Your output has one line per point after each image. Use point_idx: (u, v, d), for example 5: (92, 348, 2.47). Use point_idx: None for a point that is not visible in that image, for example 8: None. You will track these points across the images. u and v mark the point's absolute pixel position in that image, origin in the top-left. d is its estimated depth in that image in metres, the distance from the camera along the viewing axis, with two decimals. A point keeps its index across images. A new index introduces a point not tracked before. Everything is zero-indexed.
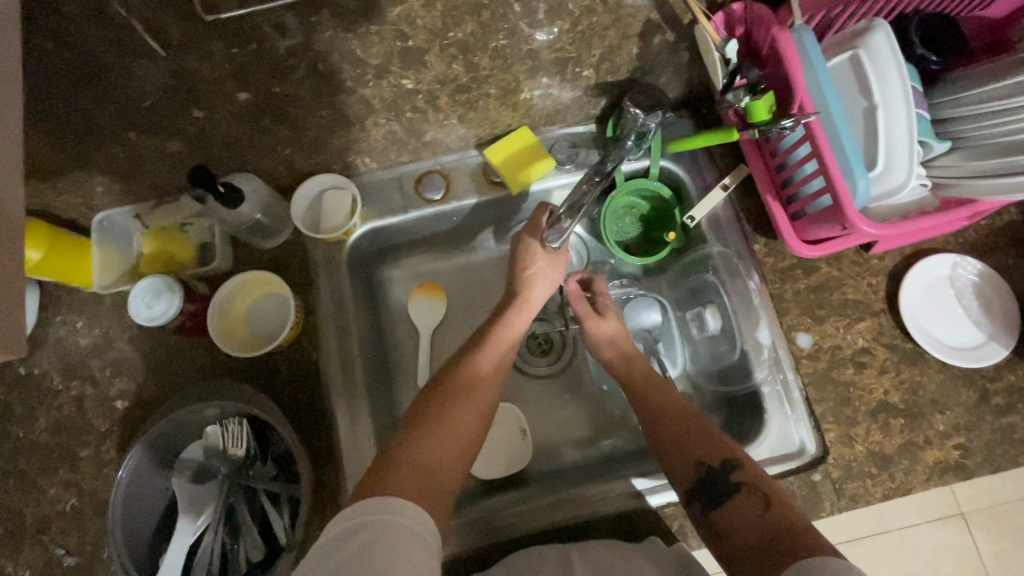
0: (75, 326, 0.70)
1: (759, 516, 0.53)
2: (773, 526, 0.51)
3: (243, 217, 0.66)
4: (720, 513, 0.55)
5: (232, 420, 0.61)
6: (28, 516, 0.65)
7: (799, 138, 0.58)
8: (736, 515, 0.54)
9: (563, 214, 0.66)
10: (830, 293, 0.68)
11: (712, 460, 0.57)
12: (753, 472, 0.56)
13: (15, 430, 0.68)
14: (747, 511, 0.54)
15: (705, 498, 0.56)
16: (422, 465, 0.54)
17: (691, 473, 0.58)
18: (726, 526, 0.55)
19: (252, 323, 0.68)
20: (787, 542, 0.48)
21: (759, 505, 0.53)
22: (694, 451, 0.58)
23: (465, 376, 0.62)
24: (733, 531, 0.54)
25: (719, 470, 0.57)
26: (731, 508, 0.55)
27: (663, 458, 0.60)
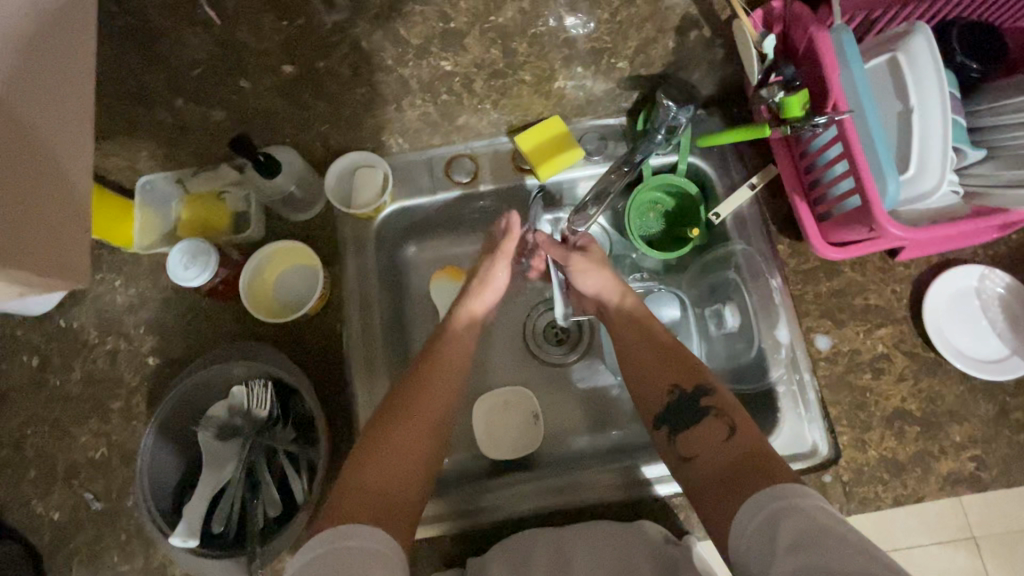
0: (113, 284, 0.73)
1: (722, 440, 0.57)
2: (738, 450, 0.56)
3: (278, 188, 0.69)
4: (686, 439, 0.59)
5: (256, 382, 0.64)
6: (60, 461, 0.68)
7: (831, 138, 0.58)
8: (702, 441, 0.58)
9: (590, 202, 0.71)
10: (852, 298, 0.68)
11: (685, 383, 0.62)
12: (723, 398, 0.60)
13: (51, 379, 0.71)
14: (715, 436, 0.58)
15: (674, 422, 0.61)
16: (380, 484, 0.56)
17: (662, 398, 0.63)
18: (691, 450, 0.59)
19: (281, 292, 0.70)
20: (750, 467, 0.53)
21: (724, 432, 0.58)
22: (669, 376, 0.63)
23: (409, 396, 0.63)
24: (696, 456, 0.58)
25: (692, 393, 0.61)
26: (702, 431, 0.59)
27: (638, 383, 0.65)
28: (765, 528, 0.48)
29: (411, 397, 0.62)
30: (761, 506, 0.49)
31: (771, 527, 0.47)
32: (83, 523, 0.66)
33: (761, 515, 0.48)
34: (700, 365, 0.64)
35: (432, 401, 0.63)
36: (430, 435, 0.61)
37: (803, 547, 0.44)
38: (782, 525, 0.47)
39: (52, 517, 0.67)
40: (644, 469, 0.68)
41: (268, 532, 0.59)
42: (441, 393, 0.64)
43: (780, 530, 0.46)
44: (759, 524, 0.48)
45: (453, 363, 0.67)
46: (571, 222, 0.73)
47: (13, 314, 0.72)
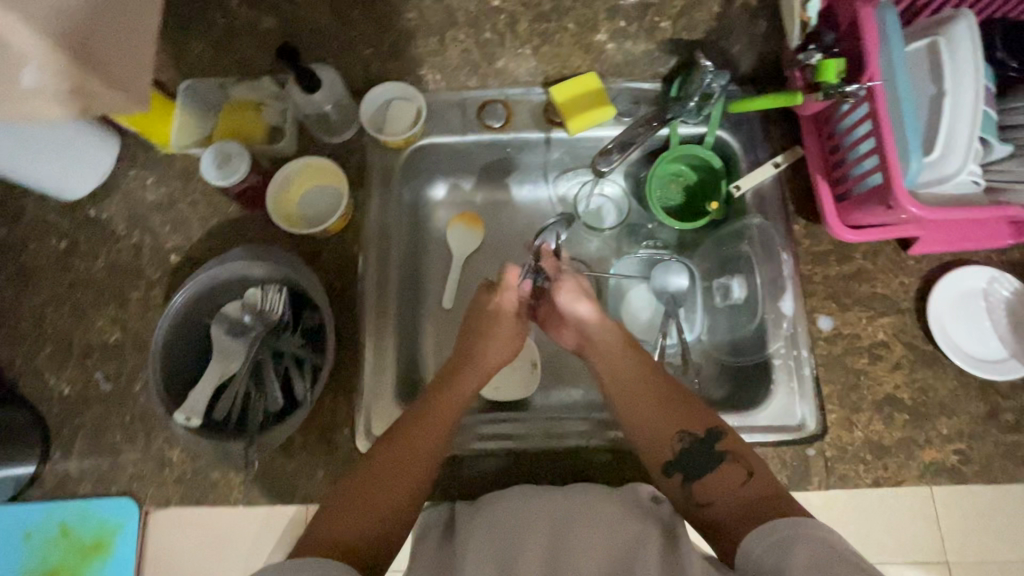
0: (145, 181, 0.75)
1: (740, 484, 0.55)
2: (753, 493, 0.54)
3: (314, 104, 0.70)
4: (704, 484, 0.57)
5: (272, 287, 0.66)
6: (75, 340, 0.71)
7: (862, 116, 0.59)
8: (720, 484, 0.56)
9: (613, 148, 0.70)
10: (859, 284, 0.69)
11: (698, 429, 0.59)
12: (737, 442, 0.58)
13: (76, 264, 0.73)
14: (731, 481, 0.56)
15: (687, 468, 0.58)
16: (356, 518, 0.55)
17: (672, 445, 0.59)
18: (705, 496, 0.56)
19: (304, 209, 0.72)
20: (768, 506, 0.52)
21: (742, 476, 0.56)
22: (679, 420, 0.60)
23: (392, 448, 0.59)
24: (712, 501, 0.56)
25: (705, 438, 0.58)
26: (715, 478, 0.57)
27: (643, 432, 0.60)
28: (777, 556, 0.47)
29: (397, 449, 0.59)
30: (768, 534, 0.49)
31: (784, 549, 0.47)
32: (91, 401, 0.69)
33: (773, 539, 0.48)
34: (706, 411, 0.61)
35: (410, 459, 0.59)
36: (410, 492, 0.58)
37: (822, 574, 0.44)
38: (796, 551, 0.46)
39: (62, 392, 0.69)
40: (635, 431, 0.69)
41: (267, 424, 0.62)
42: (422, 446, 0.60)
43: (794, 554, 0.46)
44: (766, 547, 0.48)
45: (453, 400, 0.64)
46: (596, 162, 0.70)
47: (47, 197, 0.74)
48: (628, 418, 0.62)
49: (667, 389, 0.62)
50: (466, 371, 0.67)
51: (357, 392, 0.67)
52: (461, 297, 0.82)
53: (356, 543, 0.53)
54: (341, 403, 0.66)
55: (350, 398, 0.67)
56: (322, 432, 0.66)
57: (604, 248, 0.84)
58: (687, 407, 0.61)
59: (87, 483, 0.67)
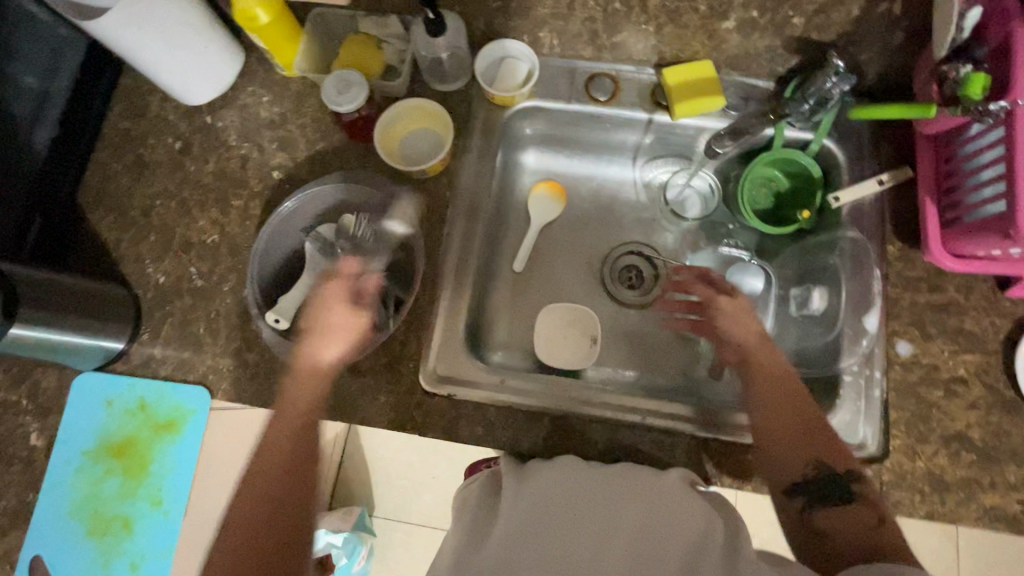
0: (261, 99, 0.79)
1: (871, 526, 0.56)
2: (882, 538, 0.55)
3: (434, 49, 0.72)
4: (827, 515, 0.58)
5: (366, 217, 0.71)
6: (177, 234, 0.76)
7: (991, 141, 0.57)
8: (846, 521, 0.57)
9: (723, 135, 0.74)
10: (948, 316, 0.67)
11: (831, 462, 0.60)
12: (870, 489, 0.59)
13: (188, 164, 0.78)
14: (856, 523, 0.57)
15: (814, 493, 0.60)
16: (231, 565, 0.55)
17: (804, 469, 0.60)
18: (825, 525, 0.58)
19: (406, 149, 0.74)
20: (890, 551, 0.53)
21: (872, 520, 0.57)
22: (817, 451, 0.61)
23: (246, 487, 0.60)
24: (833, 531, 0.57)
25: (842, 476, 0.59)
26: (844, 513, 0.58)
27: (781, 450, 0.62)
28: None
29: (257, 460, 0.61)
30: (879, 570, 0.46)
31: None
32: (183, 292, 0.73)
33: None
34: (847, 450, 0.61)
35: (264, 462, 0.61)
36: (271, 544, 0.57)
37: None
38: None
39: (158, 280, 0.74)
40: (727, 433, 0.67)
41: None
42: (282, 461, 0.61)
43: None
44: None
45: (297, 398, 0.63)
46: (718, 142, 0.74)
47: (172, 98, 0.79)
48: (769, 433, 0.63)
49: (810, 417, 0.63)
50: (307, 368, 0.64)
51: (428, 330, 0.69)
52: (533, 263, 0.84)
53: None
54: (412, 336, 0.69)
55: (421, 333, 0.69)
56: (390, 360, 0.68)
57: (680, 241, 0.84)
58: (823, 438, 0.61)
59: (168, 367, 0.71)
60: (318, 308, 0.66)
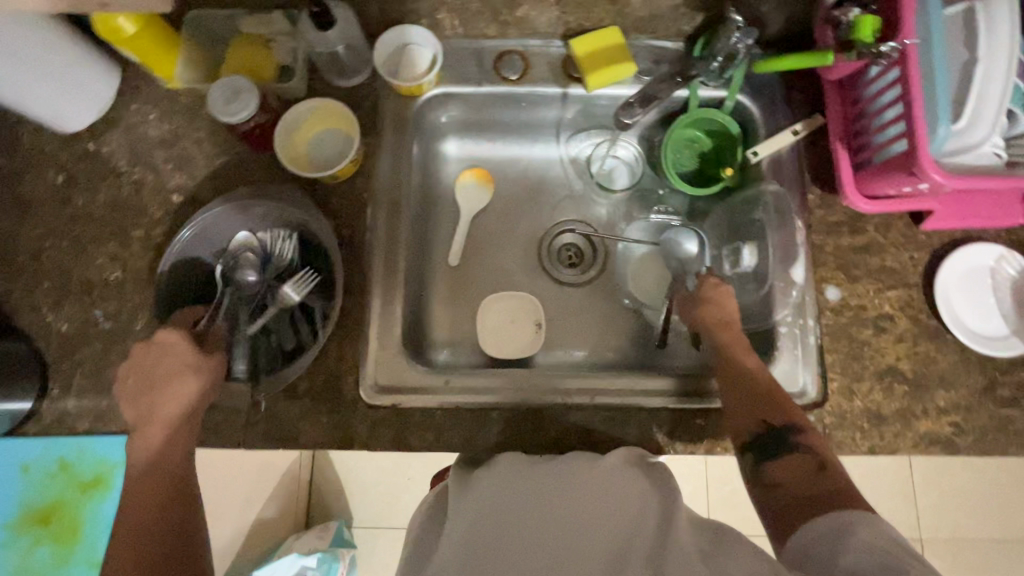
0: (148, 117, 0.72)
1: (815, 473, 0.55)
2: (830, 484, 0.53)
3: (326, 43, 0.67)
4: (777, 466, 0.57)
5: (283, 232, 0.67)
6: (75, 276, 0.69)
7: (890, 81, 0.58)
8: (793, 470, 0.56)
9: (635, 103, 0.70)
10: (870, 256, 0.69)
11: (776, 418, 0.59)
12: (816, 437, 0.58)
13: (76, 198, 0.71)
14: (803, 469, 0.56)
15: (761, 448, 0.58)
16: None
17: (753, 428, 0.59)
18: (777, 478, 0.56)
19: (315, 155, 0.70)
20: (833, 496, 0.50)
21: (814, 466, 0.55)
22: (768, 407, 0.60)
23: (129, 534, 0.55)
24: (782, 483, 0.55)
25: (783, 427, 0.58)
26: (787, 462, 0.57)
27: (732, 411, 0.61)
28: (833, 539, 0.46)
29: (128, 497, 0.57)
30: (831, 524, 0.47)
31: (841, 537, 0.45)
32: (91, 338, 0.68)
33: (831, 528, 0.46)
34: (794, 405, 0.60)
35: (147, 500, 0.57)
36: None
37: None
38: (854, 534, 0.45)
39: (60, 328, 0.68)
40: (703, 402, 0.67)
41: (273, 365, 0.65)
42: (158, 500, 0.57)
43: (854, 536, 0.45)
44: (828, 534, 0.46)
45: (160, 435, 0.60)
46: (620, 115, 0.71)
47: (45, 126, 0.72)
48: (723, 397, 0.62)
49: (759, 380, 0.62)
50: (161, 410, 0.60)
51: (363, 340, 0.67)
52: (468, 256, 0.81)
53: None
54: (347, 350, 0.66)
55: (356, 345, 0.66)
56: (326, 379, 0.65)
57: (613, 212, 0.83)
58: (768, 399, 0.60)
59: (86, 420, 0.66)
60: (151, 363, 0.61)
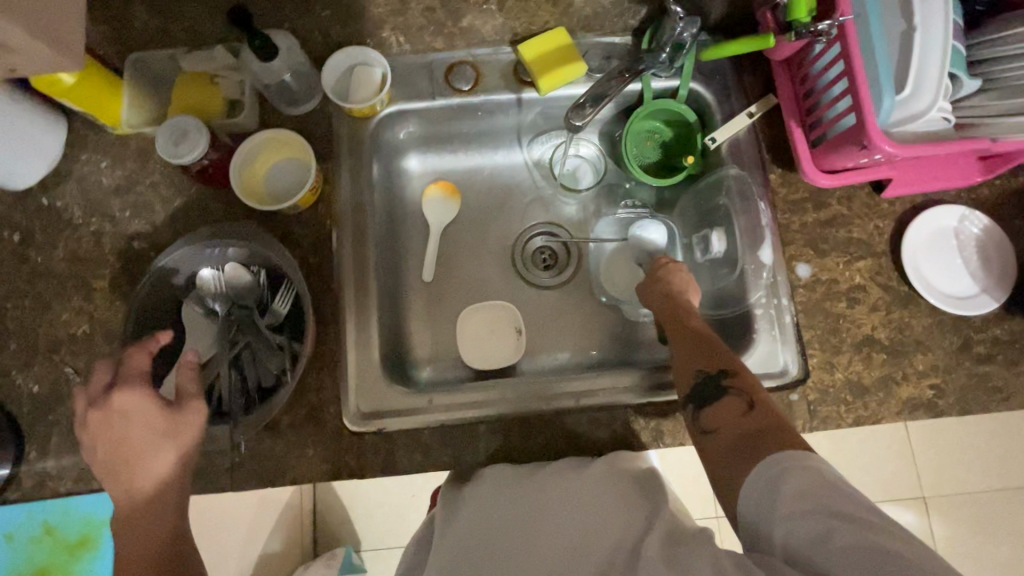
0: (100, 165, 0.71)
1: (742, 414, 0.54)
2: (757, 424, 0.53)
3: (273, 73, 0.67)
4: (708, 414, 0.56)
5: (252, 269, 0.65)
6: (41, 335, 0.68)
7: (833, 57, 0.58)
8: (724, 416, 0.55)
9: (585, 100, 0.69)
10: (836, 229, 0.69)
11: (710, 367, 0.58)
12: (749, 378, 0.57)
13: (34, 255, 0.70)
14: (734, 412, 0.55)
15: (696, 397, 0.57)
16: None
17: (689, 380, 0.59)
18: (712, 423, 0.55)
19: (271, 186, 0.69)
20: (765, 438, 0.51)
21: (743, 407, 0.55)
22: (696, 358, 0.59)
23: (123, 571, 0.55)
24: (717, 430, 0.54)
25: (715, 375, 0.57)
26: (720, 408, 0.55)
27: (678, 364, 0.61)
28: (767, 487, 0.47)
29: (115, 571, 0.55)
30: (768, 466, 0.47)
31: (772, 487, 0.46)
32: (64, 397, 0.66)
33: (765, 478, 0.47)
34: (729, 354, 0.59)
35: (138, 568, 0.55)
36: None
37: (800, 551, 0.43)
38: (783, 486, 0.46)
39: (31, 389, 0.67)
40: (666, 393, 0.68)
41: (251, 404, 0.62)
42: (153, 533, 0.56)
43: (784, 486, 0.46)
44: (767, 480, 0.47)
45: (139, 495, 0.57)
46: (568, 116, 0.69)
47: None
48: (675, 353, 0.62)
49: (702, 336, 0.62)
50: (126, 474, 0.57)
51: (341, 369, 0.66)
52: (441, 270, 0.81)
53: None
54: (325, 380, 0.65)
55: (334, 374, 0.66)
56: (307, 412, 0.64)
57: (583, 211, 0.83)
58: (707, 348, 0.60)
59: (67, 481, 0.65)
60: (113, 430, 0.57)
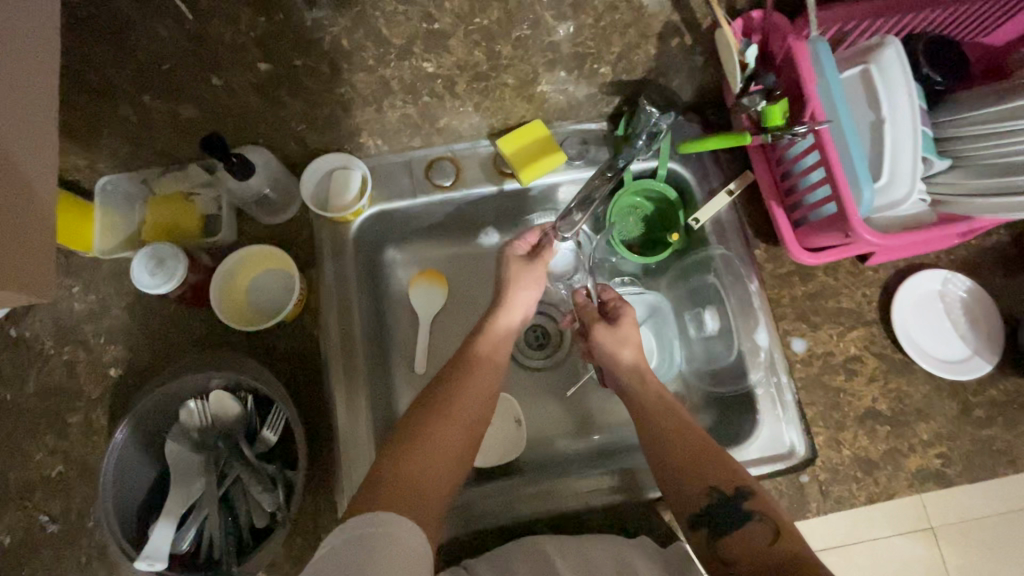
0: (70, 290, 0.67)
1: (769, 543, 0.52)
2: (785, 550, 0.50)
3: (252, 189, 0.66)
4: (728, 542, 0.54)
5: (244, 397, 0.62)
6: (12, 480, 0.63)
7: (809, 147, 0.59)
8: (745, 542, 0.53)
9: (575, 206, 0.69)
10: (825, 301, 0.70)
11: (724, 486, 0.56)
12: (765, 500, 0.55)
13: (1, 392, 0.65)
14: (758, 541, 0.53)
15: (711, 524, 0.56)
16: (429, 454, 0.55)
17: (699, 498, 0.57)
18: (733, 555, 0.54)
19: (254, 298, 0.67)
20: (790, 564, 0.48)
21: (770, 534, 0.53)
22: (706, 470, 0.58)
23: (447, 401, 0.60)
24: (739, 560, 0.53)
25: (731, 495, 0.56)
26: (742, 536, 0.54)
27: (674, 464, 0.59)
28: None
29: (415, 451, 0.55)
30: None
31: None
32: (40, 546, 0.62)
33: None
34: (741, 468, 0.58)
35: (423, 467, 0.54)
36: (462, 443, 0.58)
37: None
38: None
39: (4, 541, 0.62)
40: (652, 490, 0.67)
41: (244, 549, 0.57)
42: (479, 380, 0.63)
43: None
44: None
45: (469, 409, 0.60)
46: (557, 228, 0.71)
47: None
48: (663, 444, 0.60)
49: (692, 442, 0.60)
50: (467, 388, 0.61)
51: (337, 491, 0.63)
52: None
53: (416, 473, 0.54)
54: (322, 505, 0.62)
55: (331, 496, 0.63)
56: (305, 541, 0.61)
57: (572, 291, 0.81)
58: (712, 459, 0.58)
59: None
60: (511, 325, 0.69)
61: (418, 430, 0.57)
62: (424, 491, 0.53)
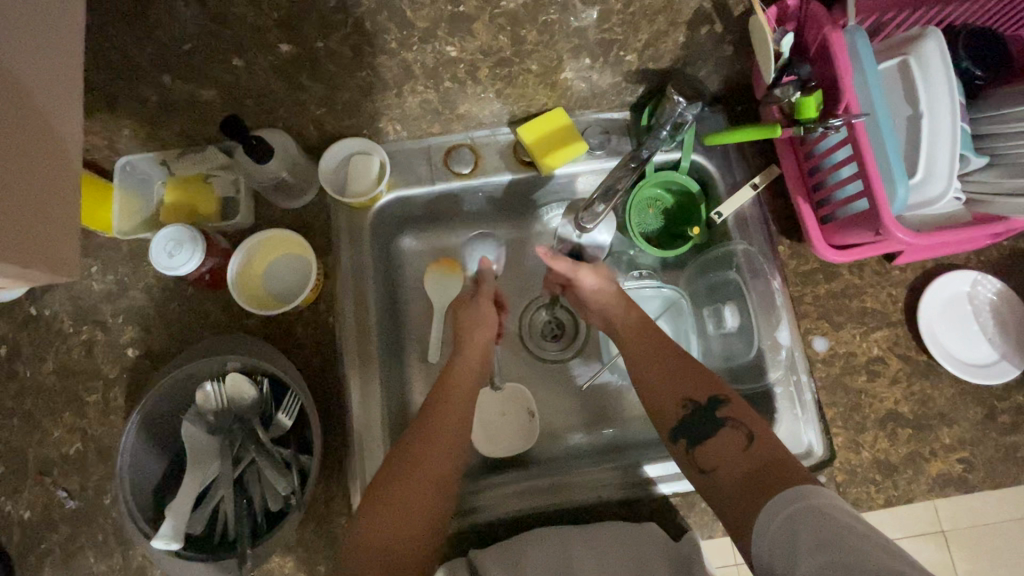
0: (89, 270, 0.67)
1: (743, 449, 0.54)
2: (758, 458, 0.53)
3: (269, 173, 0.65)
4: (705, 450, 0.56)
5: (262, 380, 0.62)
6: (31, 457, 0.64)
7: (840, 141, 0.57)
8: (722, 450, 0.55)
9: (597, 197, 0.67)
10: (849, 300, 0.68)
11: (699, 396, 0.59)
12: (739, 408, 0.57)
13: (20, 370, 0.66)
14: (733, 447, 0.55)
15: (691, 435, 0.58)
16: (406, 503, 0.55)
17: (677, 412, 0.59)
18: (711, 463, 0.56)
19: (269, 283, 0.67)
20: (770, 475, 0.51)
21: (742, 441, 0.55)
22: (683, 388, 0.60)
23: (422, 437, 0.59)
24: (719, 467, 0.55)
25: (706, 405, 0.58)
26: (716, 443, 0.56)
27: (658, 390, 0.62)
28: (786, 540, 0.45)
29: (390, 497, 0.55)
30: (787, 505, 0.47)
31: (791, 531, 0.45)
32: (57, 523, 0.63)
33: (782, 516, 0.46)
34: (717, 379, 0.60)
35: (396, 520, 0.54)
36: (440, 476, 0.58)
37: (801, 529, 0.44)
38: (801, 535, 0.44)
39: (23, 517, 0.63)
40: (665, 486, 0.66)
41: (259, 532, 0.58)
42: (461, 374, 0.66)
43: (801, 520, 0.45)
44: (778, 526, 0.46)
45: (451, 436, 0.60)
46: (580, 218, 0.70)
47: None
48: (645, 372, 0.63)
49: (668, 361, 0.63)
50: (430, 437, 0.59)
51: (351, 478, 0.63)
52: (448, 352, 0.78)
53: (391, 530, 0.54)
54: (334, 492, 0.62)
55: (344, 484, 0.63)
56: (317, 527, 0.61)
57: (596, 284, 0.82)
58: (693, 375, 0.61)
59: None
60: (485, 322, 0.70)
61: (401, 471, 0.57)
62: (409, 550, 0.53)
